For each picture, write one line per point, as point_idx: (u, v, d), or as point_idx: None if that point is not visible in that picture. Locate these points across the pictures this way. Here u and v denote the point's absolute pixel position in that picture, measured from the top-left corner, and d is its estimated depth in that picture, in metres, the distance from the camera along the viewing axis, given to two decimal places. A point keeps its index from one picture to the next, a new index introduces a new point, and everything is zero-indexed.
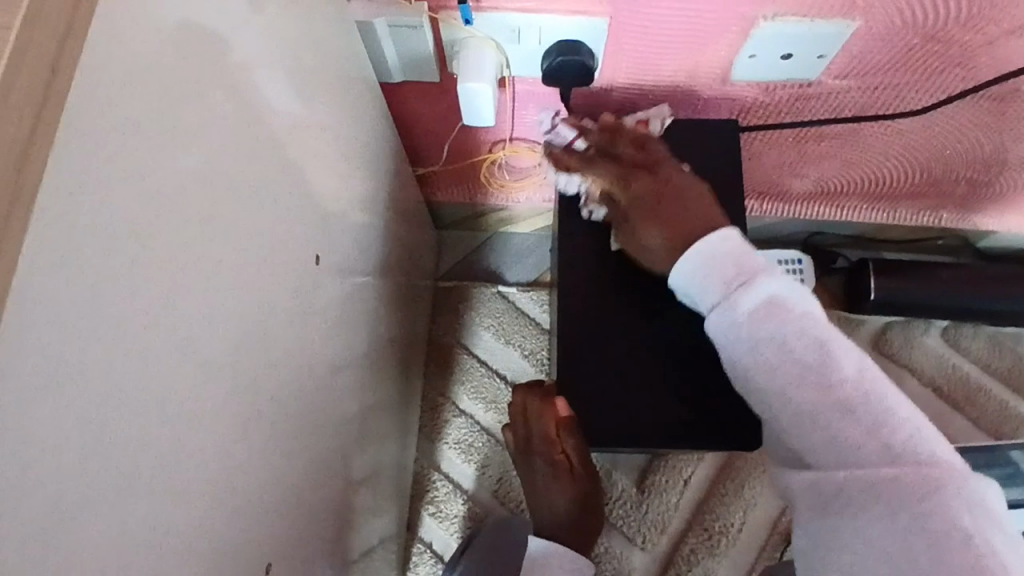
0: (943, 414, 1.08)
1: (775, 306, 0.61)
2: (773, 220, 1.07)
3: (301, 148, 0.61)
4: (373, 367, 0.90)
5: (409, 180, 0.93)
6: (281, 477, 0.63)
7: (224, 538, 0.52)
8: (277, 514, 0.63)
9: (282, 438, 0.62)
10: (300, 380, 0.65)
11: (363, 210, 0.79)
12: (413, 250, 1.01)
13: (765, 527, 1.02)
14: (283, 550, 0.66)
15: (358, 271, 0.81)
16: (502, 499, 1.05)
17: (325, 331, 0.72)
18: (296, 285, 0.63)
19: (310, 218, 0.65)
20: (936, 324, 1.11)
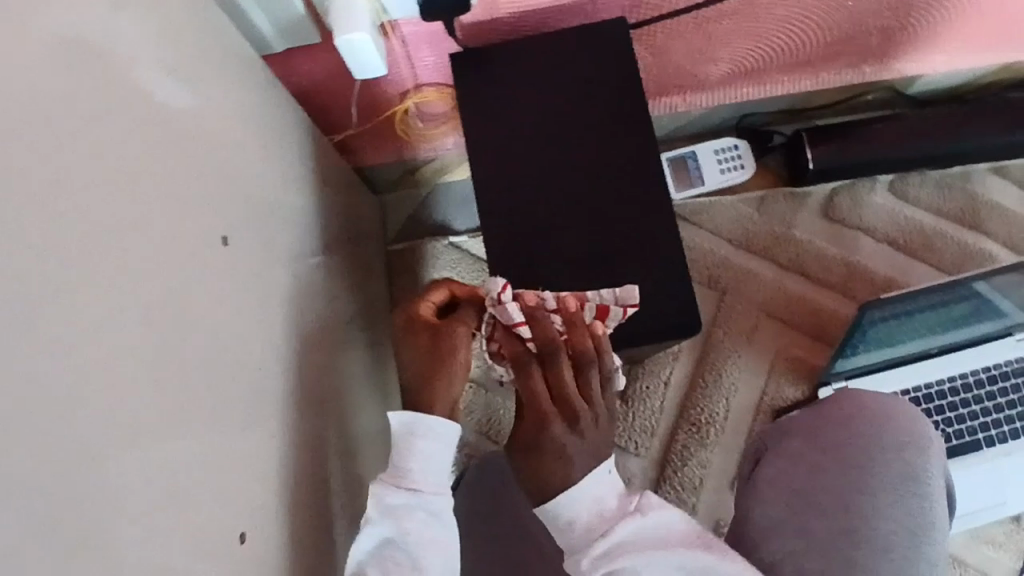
0: (904, 266, 1.09)
1: (630, 543, 0.68)
2: (701, 111, 1.06)
3: (207, 136, 0.61)
4: (343, 340, 0.91)
5: (330, 151, 0.92)
6: (280, 458, 0.64)
7: (226, 521, 0.54)
8: (287, 493, 0.65)
9: (271, 420, 0.63)
10: (276, 363, 0.67)
11: (290, 190, 0.79)
12: (353, 219, 1.01)
13: (751, 410, 1.05)
14: (303, 527, 0.68)
15: (306, 250, 0.81)
16: (494, 439, 1.08)
17: (292, 312, 0.72)
18: (244, 271, 0.64)
19: (237, 205, 0.65)
20: (881, 180, 1.11)
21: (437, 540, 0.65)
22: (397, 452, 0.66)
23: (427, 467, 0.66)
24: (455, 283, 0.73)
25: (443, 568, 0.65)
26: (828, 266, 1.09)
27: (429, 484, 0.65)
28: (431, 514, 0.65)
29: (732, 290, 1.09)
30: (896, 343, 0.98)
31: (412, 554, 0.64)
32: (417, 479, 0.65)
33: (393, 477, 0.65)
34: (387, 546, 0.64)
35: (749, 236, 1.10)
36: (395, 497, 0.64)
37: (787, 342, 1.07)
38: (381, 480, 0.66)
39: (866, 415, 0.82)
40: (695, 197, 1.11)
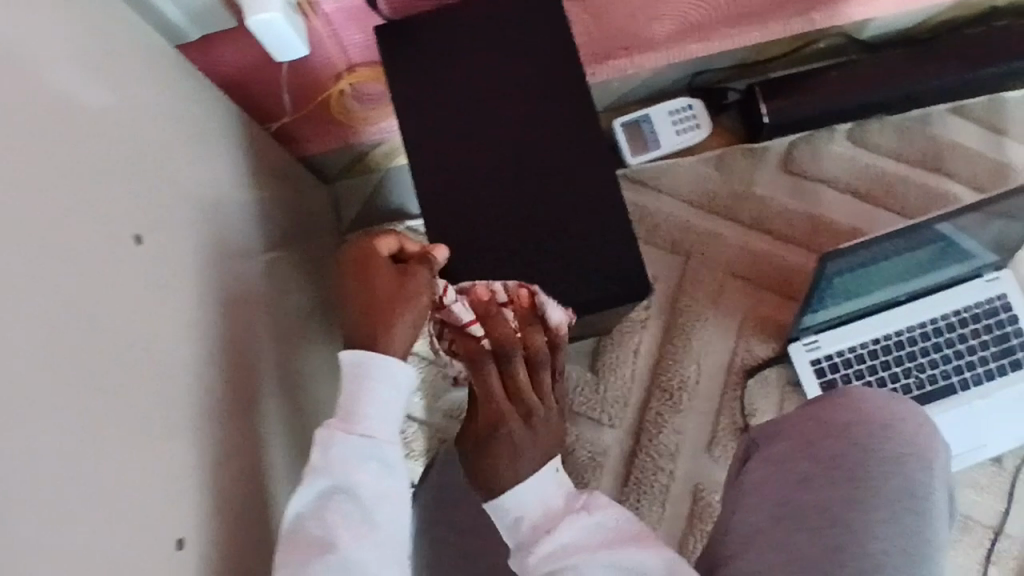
0: (867, 215, 1.08)
1: (568, 548, 0.64)
2: (650, 73, 1.04)
3: (114, 132, 0.59)
4: (300, 333, 0.88)
5: (268, 141, 0.90)
6: (221, 459, 0.63)
7: (153, 529, 0.53)
8: (230, 494, 0.63)
9: (207, 422, 0.62)
10: (210, 362, 0.65)
11: (225, 183, 0.77)
12: (302, 210, 0.98)
13: (722, 371, 1.04)
14: (250, 528, 0.66)
15: (250, 244, 0.79)
16: None
17: (227, 309, 0.70)
18: (166, 271, 0.61)
19: (156, 201, 0.62)
20: (839, 128, 1.10)
21: (384, 490, 0.62)
22: (349, 393, 0.62)
23: (378, 412, 0.62)
24: (405, 235, 0.68)
25: (389, 520, 0.62)
26: (790, 221, 1.07)
27: (379, 430, 0.62)
28: (385, 463, 0.62)
29: (696, 253, 1.07)
30: (862, 292, 0.97)
31: (356, 506, 0.60)
32: (366, 424, 0.61)
33: (346, 422, 0.61)
34: (330, 495, 0.60)
35: (708, 196, 1.08)
36: (342, 443, 0.61)
37: (754, 300, 1.05)
38: (330, 423, 0.62)
39: (864, 418, 0.71)
40: (653, 161, 1.08)
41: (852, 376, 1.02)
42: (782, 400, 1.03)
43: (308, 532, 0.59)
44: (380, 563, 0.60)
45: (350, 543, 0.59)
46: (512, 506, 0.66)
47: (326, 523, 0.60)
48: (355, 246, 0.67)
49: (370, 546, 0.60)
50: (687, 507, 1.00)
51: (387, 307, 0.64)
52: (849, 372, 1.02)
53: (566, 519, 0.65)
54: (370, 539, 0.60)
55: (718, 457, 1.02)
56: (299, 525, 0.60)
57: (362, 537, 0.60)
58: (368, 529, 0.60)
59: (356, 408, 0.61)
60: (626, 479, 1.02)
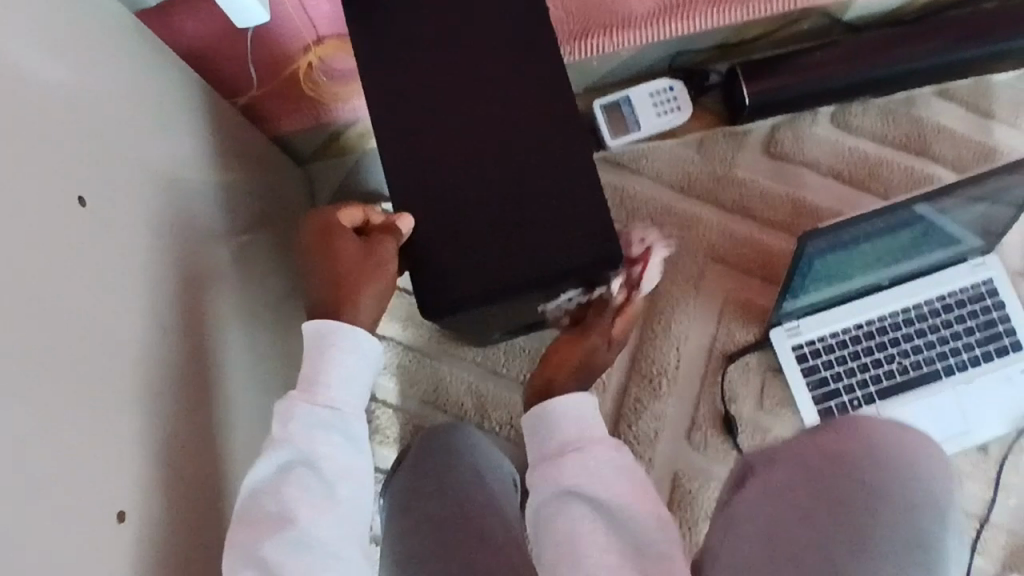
0: (850, 198, 1.06)
1: (578, 471, 0.69)
2: (629, 52, 1.01)
3: (66, 93, 0.56)
4: (269, 313, 0.86)
5: (236, 116, 0.87)
6: (166, 434, 0.60)
7: (89, 501, 0.51)
8: (176, 471, 0.61)
9: (152, 396, 0.60)
10: (160, 336, 0.62)
11: (189, 154, 0.74)
12: (273, 189, 0.96)
13: (702, 356, 1.02)
14: (198, 507, 0.64)
15: (215, 220, 0.77)
16: (443, 409, 1.03)
17: (185, 284, 0.68)
18: (119, 239, 0.59)
19: (112, 166, 0.60)
20: (822, 111, 1.08)
21: (348, 466, 0.58)
22: (311, 363, 0.59)
23: (343, 383, 0.59)
24: (371, 210, 0.69)
25: (353, 500, 0.58)
26: (772, 204, 1.05)
27: (343, 401, 0.58)
28: (348, 437, 0.58)
29: (677, 237, 1.05)
30: (844, 276, 0.95)
31: (318, 482, 0.56)
32: (331, 395, 0.58)
33: (308, 392, 0.58)
34: (290, 470, 0.56)
35: (689, 180, 1.06)
36: (304, 414, 0.57)
37: (735, 285, 1.04)
38: (290, 395, 0.58)
39: (874, 459, 0.70)
40: (633, 144, 1.07)
41: (835, 362, 1.00)
42: (763, 386, 1.02)
43: (263, 510, 0.55)
44: (340, 544, 0.56)
45: (310, 521, 0.55)
46: (551, 418, 0.73)
47: (284, 500, 0.55)
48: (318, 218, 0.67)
49: (331, 526, 0.56)
50: (666, 494, 0.99)
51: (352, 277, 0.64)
52: (831, 357, 1.00)
53: (587, 448, 0.70)
54: (332, 518, 0.56)
55: (697, 444, 1.00)
56: (254, 503, 0.56)
57: (324, 516, 0.56)
58: (330, 507, 0.56)
59: (318, 377, 0.58)
60: None
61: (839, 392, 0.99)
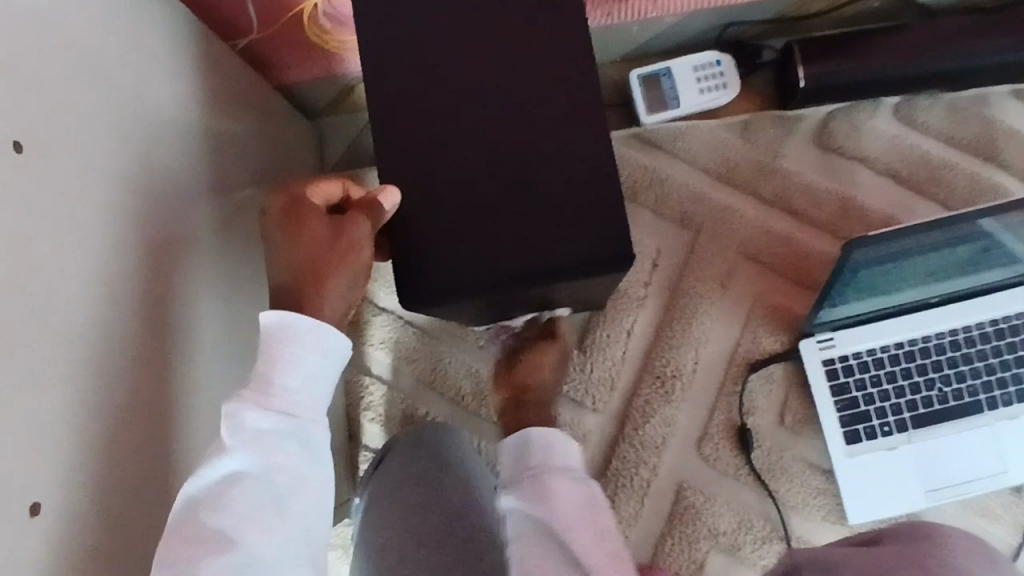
0: (905, 201, 0.95)
1: (537, 487, 0.65)
2: (675, 18, 0.91)
3: (17, 20, 0.49)
4: (254, 276, 0.80)
5: (234, 59, 0.80)
6: (115, 414, 0.54)
7: (11, 491, 0.44)
8: (126, 455, 0.55)
9: (102, 370, 0.53)
10: (117, 303, 0.56)
11: (174, 98, 0.67)
12: (275, 142, 0.89)
13: (723, 360, 0.94)
14: (153, 493, 0.58)
15: (200, 174, 0.70)
16: (439, 390, 0.96)
17: (155, 241, 0.61)
18: (74, 191, 0.52)
19: (74, 104, 0.53)
20: (885, 101, 0.97)
21: (304, 477, 0.52)
22: (266, 360, 0.53)
23: (303, 383, 0.53)
24: (351, 186, 0.61)
25: (306, 515, 0.52)
26: (817, 201, 0.95)
27: (301, 405, 0.53)
28: (305, 444, 0.53)
29: (709, 228, 0.96)
30: (888, 290, 0.86)
31: (268, 494, 0.50)
32: (289, 397, 0.53)
33: (262, 394, 0.52)
34: (235, 482, 0.49)
35: (727, 166, 0.96)
36: (257, 417, 0.51)
37: (767, 286, 0.94)
38: (239, 396, 0.52)
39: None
40: (671, 122, 0.97)
41: (868, 382, 0.91)
42: (786, 400, 0.93)
43: (201, 526, 0.47)
44: (288, 566, 0.49)
45: (257, 537, 0.48)
46: (517, 440, 0.71)
47: (227, 514, 0.48)
48: (289, 194, 0.59)
49: (281, 543, 0.49)
50: (668, 506, 0.92)
51: (319, 264, 0.57)
52: (865, 377, 0.91)
53: (555, 473, 0.66)
54: (283, 535, 0.50)
55: (707, 456, 0.92)
56: (190, 516, 0.48)
57: (271, 533, 0.49)
58: (281, 523, 0.50)
59: (274, 377, 0.52)
60: (604, 469, 0.93)
61: (870, 415, 0.90)
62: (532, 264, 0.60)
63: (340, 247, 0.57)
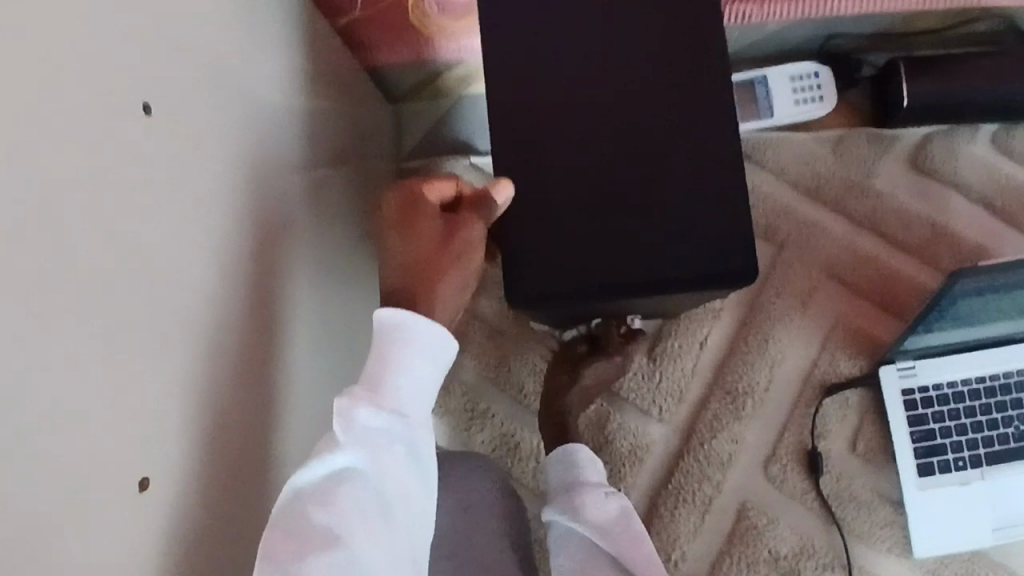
0: (999, 232, 0.93)
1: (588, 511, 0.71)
2: (776, 26, 0.88)
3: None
4: (336, 260, 0.78)
5: (331, 40, 0.79)
6: (216, 391, 0.53)
7: (125, 459, 0.43)
8: (223, 433, 0.54)
9: (209, 345, 0.52)
10: (224, 277, 0.55)
11: (281, 75, 0.66)
12: (359, 125, 0.87)
13: (796, 380, 0.92)
14: (244, 475, 0.57)
15: (297, 154, 0.69)
16: (502, 388, 0.95)
17: (258, 216, 0.60)
18: (192, 160, 0.51)
19: (196, 75, 0.52)
20: (984, 128, 0.94)
21: (403, 480, 0.54)
22: (376, 357, 0.55)
23: (409, 384, 0.55)
24: (462, 182, 0.62)
25: (404, 519, 0.53)
26: (907, 225, 0.92)
27: (407, 407, 0.55)
28: (409, 447, 0.54)
29: (792, 244, 0.93)
30: (978, 323, 0.83)
31: (374, 491, 0.52)
32: (396, 395, 0.55)
33: (372, 392, 0.54)
34: (345, 479, 0.51)
35: (817, 182, 0.93)
36: (368, 414, 0.53)
37: (848, 308, 0.92)
38: (349, 391, 0.53)
39: None
40: (761, 132, 0.94)
41: (947, 415, 0.88)
42: (860, 425, 0.91)
43: (310, 521, 0.48)
44: (388, 569, 0.50)
45: (364, 538, 0.49)
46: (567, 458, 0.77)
47: (335, 512, 0.49)
48: (402, 191, 0.59)
49: (381, 548, 0.50)
50: (728, 524, 0.90)
51: (434, 259, 0.58)
52: (944, 410, 0.88)
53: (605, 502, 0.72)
54: (384, 537, 0.51)
55: (774, 477, 0.90)
56: (296, 511, 0.49)
57: (376, 533, 0.50)
58: (381, 525, 0.51)
59: (385, 375, 0.54)
60: (666, 481, 0.91)
61: (945, 449, 0.88)
62: (644, 272, 0.58)
63: (454, 252, 0.58)
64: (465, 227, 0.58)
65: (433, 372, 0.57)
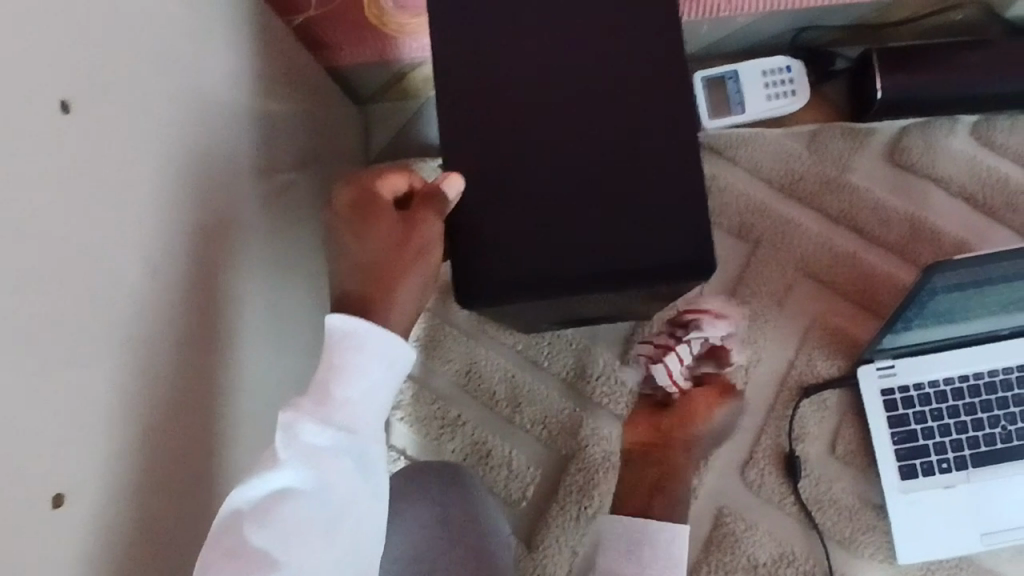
0: (980, 227, 0.90)
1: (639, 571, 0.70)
2: (745, 20, 0.86)
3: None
4: (297, 264, 0.76)
5: (288, 39, 0.77)
6: (150, 401, 0.51)
7: (37, 473, 0.41)
8: (158, 444, 0.51)
9: (141, 353, 0.50)
10: (159, 281, 0.52)
11: (230, 74, 0.64)
12: (322, 126, 0.85)
13: (773, 382, 0.89)
14: (184, 488, 0.55)
15: (249, 155, 0.67)
16: (472, 393, 0.93)
17: (201, 219, 0.58)
18: (122, 160, 0.49)
19: (128, 73, 0.50)
20: (963, 120, 0.92)
21: (354, 494, 0.51)
22: (325, 366, 0.52)
23: (361, 394, 0.52)
24: (414, 176, 0.59)
25: (353, 532, 0.51)
26: (886, 221, 0.90)
27: (359, 418, 0.51)
28: (360, 459, 0.51)
29: (767, 242, 0.91)
30: (958, 319, 0.81)
31: (317, 510, 0.49)
32: (346, 408, 0.51)
33: (319, 404, 0.50)
34: (285, 496, 0.48)
35: (792, 178, 0.91)
36: (312, 431, 0.49)
37: (826, 307, 0.90)
38: (295, 403, 0.50)
39: None
40: (733, 129, 0.92)
41: (928, 415, 0.85)
42: (839, 428, 0.88)
43: (245, 540, 0.46)
44: None
45: (302, 555, 0.48)
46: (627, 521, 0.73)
47: (272, 530, 0.47)
48: (353, 188, 0.57)
49: (322, 564, 0.48)
50: (705, 531, 0.87)
51: (389, 258, 0.55)
52: (925, 410, 0.86)
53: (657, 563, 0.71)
54: (326, 553, 0.49)
55: (752, 482, 0.88)
56: (231, 529, 0.47)
57: (316, 549, 0.48)
58: (324, 541, 0.49)
59: (333, 386, 0.51)
60: None
61: (927, 450, 0.85)
62: (597, 272, 0.56)
63: (411, 248, 0.55)
64: (422, 221, 0.56)
65: (390, 378, 0.53)
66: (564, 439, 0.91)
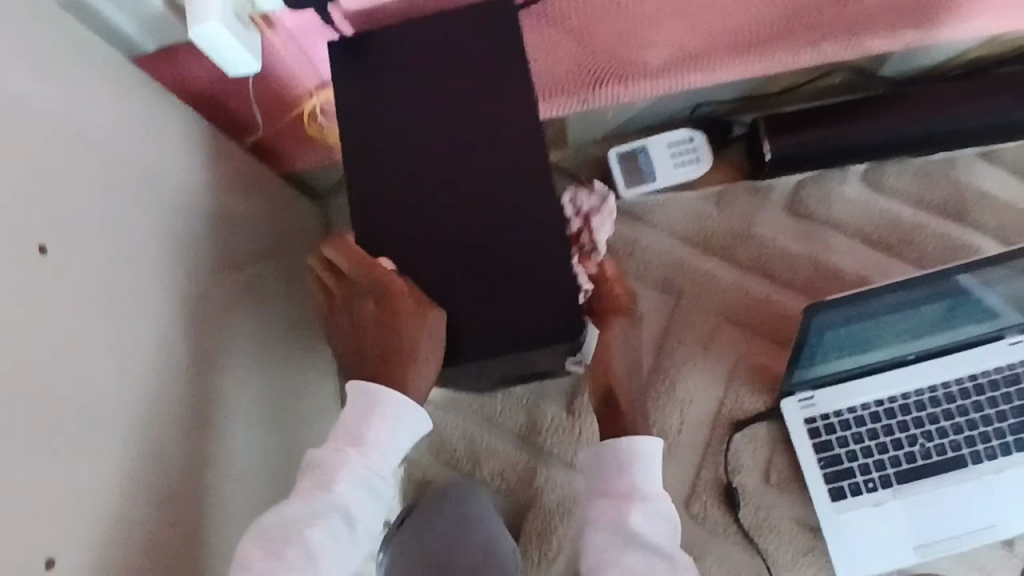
0: (880, 262, 1.00)
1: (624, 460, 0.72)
2: (646, 103, 0.98)
3: (64, 130, 0.57)
4: (276, 343, 0.86)
5: (246, 155, 0.89)
6: (129, 480, 0.59)
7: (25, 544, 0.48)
8: (140, 517, 0.59)
9: (118, 443, 0.58)
10: (134, 377, 0.61)
11: (198, 192, 0.76)
12: (287, 223, 0.97)
13: (708, 420, 0.97)
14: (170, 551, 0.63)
15: (221, 257, 0.77)
16: (436, 455, 1.01)
17: (174, 320, 0.68)
18: (93, 283, 0.58)
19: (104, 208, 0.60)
20: (854, 169, 1.03)
21: (371, 519, 0.63)
22: (364, 416, 0.64)
23: (391, 443, 0.64)
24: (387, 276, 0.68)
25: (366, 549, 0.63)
26: (793, 266, 1.00)
27: (387, 462, 0.64)
28: (381, 493, 0.64)
29: (689, 292, 1.01)
30: (860, 349, 0.90)
31: (336, 540, 0.61)
32: (379, 453, 0.63)
33: (359, 446, 0.63)
34: (323, 519, 0.60)
35: (705, 234, 1.02)
36: (353, 469, 0.62)
37: (748, 347, 0.99)
38: (340, 443, 0.63)
39: None
40: (650, 196, 1.03)
41: (850, 439, 0.93)
42: (771, 457, 0.96)
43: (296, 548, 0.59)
44: None
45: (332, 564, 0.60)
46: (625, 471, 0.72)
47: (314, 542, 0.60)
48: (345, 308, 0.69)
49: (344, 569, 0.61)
50: None
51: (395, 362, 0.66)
52: (846, 435, 0.93)
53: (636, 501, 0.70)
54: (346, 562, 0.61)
55: (697, 515, 0.95)
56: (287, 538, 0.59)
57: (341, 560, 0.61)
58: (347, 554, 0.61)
59: (369, 435, 0.63)
60: None
61: (853, 472, 0.93)
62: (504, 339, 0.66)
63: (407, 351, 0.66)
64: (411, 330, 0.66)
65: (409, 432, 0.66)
66: (524, 489, 0.99)
